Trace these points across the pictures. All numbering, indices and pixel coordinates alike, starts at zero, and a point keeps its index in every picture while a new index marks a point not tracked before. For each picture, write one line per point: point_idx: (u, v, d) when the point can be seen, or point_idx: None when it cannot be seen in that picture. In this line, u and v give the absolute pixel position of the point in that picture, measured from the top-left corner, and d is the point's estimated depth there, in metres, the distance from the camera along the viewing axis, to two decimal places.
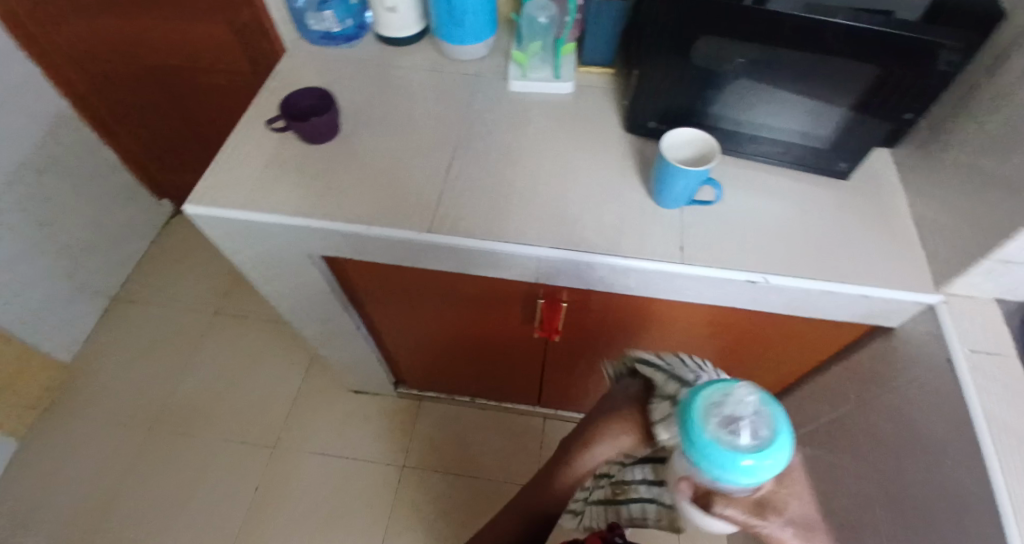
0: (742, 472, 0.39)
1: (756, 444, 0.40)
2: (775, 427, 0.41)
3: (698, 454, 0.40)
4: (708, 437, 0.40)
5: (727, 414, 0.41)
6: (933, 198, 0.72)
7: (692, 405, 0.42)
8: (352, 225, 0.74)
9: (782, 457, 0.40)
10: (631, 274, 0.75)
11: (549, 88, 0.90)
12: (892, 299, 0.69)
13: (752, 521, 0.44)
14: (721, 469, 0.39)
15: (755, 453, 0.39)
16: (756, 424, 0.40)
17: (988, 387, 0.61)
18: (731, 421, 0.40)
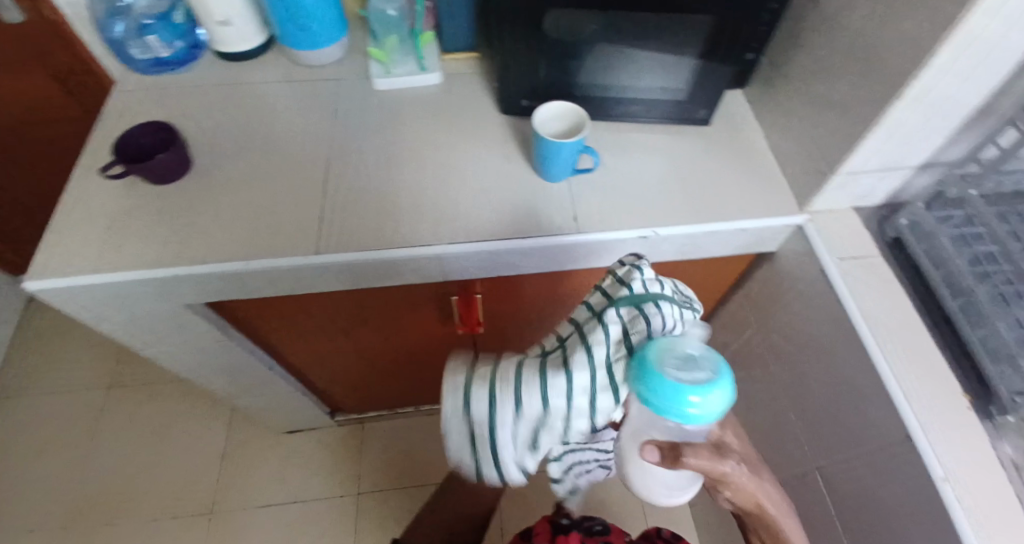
0: (688, 407, 0.40)
1: (700, 381, 0.41)
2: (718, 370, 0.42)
3: (649, 394, 0.42)
4: (657, 376, 0.42)
5: (680, 359, 0.43)
6: (785, 126, 0.78)
7: (645, 356, 0.44)
8: (228, 264, 0.70)
9: (727, 393, 0.41)
10: (532, 254, 0.76)
11: (414, 81, 0.87)
12: (765, 227, 0.76)
13: (716, 463, 0.46)
14: (670, 404, 0.41)
15: (699, 388, 0.41)
16: (700, 364, 0.42)
17: (858, 286, 0.68)
18: (683, 365, 0.43)
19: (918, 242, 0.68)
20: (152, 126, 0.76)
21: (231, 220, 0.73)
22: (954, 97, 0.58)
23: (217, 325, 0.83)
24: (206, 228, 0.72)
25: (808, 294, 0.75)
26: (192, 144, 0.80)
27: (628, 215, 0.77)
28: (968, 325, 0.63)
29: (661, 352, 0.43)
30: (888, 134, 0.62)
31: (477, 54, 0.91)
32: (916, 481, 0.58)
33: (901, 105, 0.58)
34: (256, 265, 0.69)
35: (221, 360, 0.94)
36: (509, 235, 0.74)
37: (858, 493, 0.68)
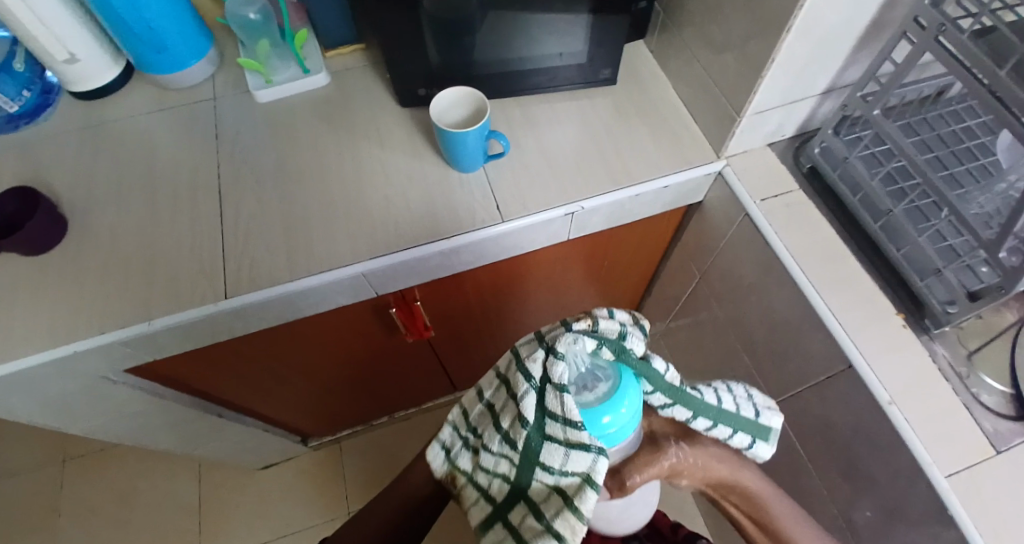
0: (605, 432, 0.32)
1: (604, 395, 0.33)
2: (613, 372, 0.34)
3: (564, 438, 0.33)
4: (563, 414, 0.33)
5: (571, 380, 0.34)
6: (689, 70, 0.76)
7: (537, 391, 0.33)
8: (130, 329, 0.63)
9: (635, 399, 0.33)
10: (460, 252, 0.72)
11: (299, 87, 0.81)
12: (686, 180, 0.74)
13: (657, 462, 0.38)
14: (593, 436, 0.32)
15: (609, 402, 0.32)
16: (595, 375, 0.34)
17: (785, 223, 0.68)
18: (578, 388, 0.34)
19: (832, 170, 0.68)
20: (14, 192, 0.69)
21: (126, 278, 0.67)
22: (841, 20, 0.57)
23: (142, 388, 0.77)
24: (98, 291, 0.66)
25: (738, 238, 0.74)
26: (67, 203, 0.73)
27: (549, 191, 0.74)
28: (890, 244, 0.63)
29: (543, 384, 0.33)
30: (785, 68, 0.61)
31: (363, 46, 0.85)
32: (863, 407, 0.59)
33: (792, 38, 0.57)
34: (159, 324, 0.64)
35: (161, 419, 0.88)
36: (427, 237, 0.70)
37: (814, 425, 0.70)
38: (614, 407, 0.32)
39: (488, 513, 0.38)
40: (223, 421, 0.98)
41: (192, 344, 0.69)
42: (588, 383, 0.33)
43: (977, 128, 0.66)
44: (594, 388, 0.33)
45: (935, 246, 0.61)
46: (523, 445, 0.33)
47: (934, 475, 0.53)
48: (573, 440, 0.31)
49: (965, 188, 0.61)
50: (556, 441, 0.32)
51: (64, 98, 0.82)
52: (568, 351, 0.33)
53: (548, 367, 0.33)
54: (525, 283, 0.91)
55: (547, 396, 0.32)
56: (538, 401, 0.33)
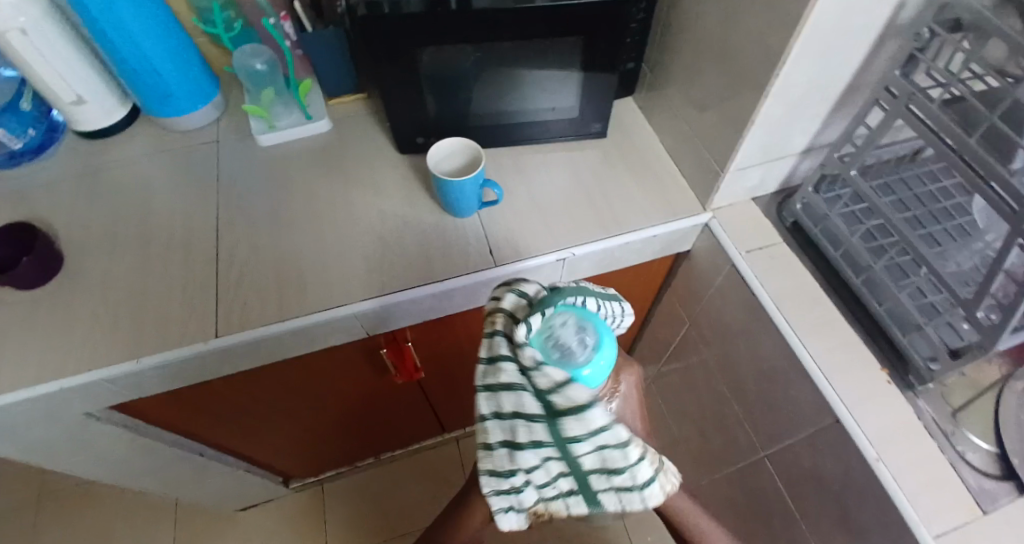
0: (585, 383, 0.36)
1: (588, 348, 0.36)
2: (599, 334, 0.37)
3: None
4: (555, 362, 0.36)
5: (560, 345, 0.36)
6: (675, 126, 0.79)
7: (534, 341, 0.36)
8: (116, 368, 0.63)
9: (611, 358, 0.37)
10: (452, 295, 0.73)
11: (301, 133, 0.84)
12: (674, 230, 0.76)
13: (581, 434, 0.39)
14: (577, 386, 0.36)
15: (592, 354, 0.36)
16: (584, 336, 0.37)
17: (769, 275, 0.69)
18: (566, 351, 0.36)
19: (815, 223, 0.69)
20: (14, 230, 0.70)
21: (116, 316, 0.67)
22: (816, 85, 0.60)
23: (124, 426, 0.76)
24: (87, 328, 0.66)
25: (725, 287, 0.76)
26: (64, 240, 0.74)
27: (541, 238, 0.75)
28: (873, 299, 0.64)
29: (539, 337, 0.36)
30: (766, 128, 0.64)
31: (364, 95, 0.89)
32: (851, 461, 0.59)
33: (770, 101, 0.59)
34: (147, 364, 0.64)
35: (141, 459, 0.87)
36: (420, 281, 0.71)
37: (803, 477, 0.69)
38: (597, 360, 0.36)
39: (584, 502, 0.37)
40: (204, 462, 0.96)
41: (179, 383, 0.69)
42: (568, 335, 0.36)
43: (951, 189, 0.69)
44: (582, 344, 0.37)
45: (917, 302, 0.62)
46: (541, 413, 0.35)
47: (922, 534, 0.53)
48: (557, 378, 0.34)
49: (944, 246, 0.63)
50: (549, 391, 0.34)
51: (70, 137, 0.85)
52: (501, 326, 0.39)
53: (506, 350, 0.37)
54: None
55: (524, 355, 0.35)
56: (515, 370, 0.36)
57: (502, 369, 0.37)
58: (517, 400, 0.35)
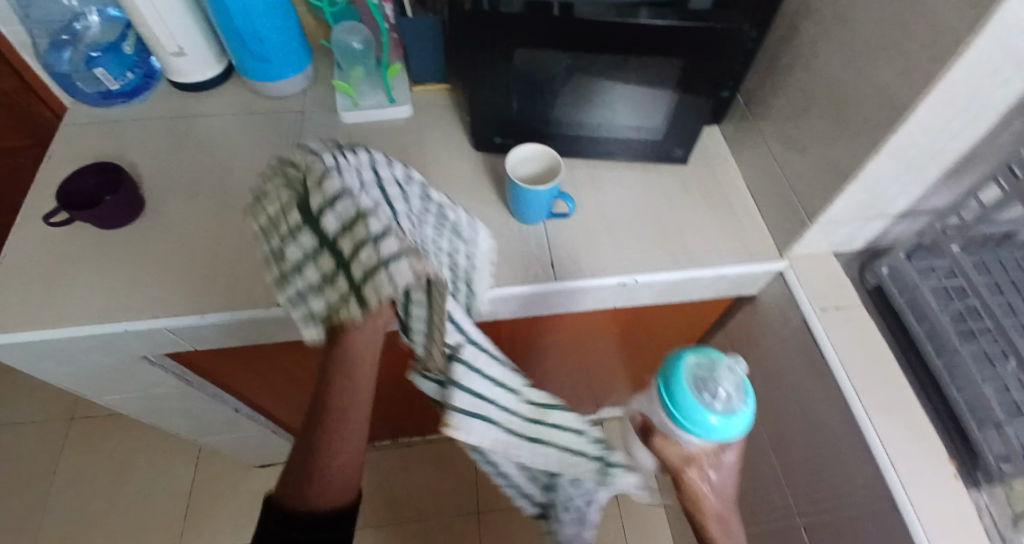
0: (705, 427, 0.43)
1: (724, 408, 0.44)
2: (746, 404, 0.44)
3: (676, 407, 0.44)
4: (688, 395, 0.44)
5: (706, 384, 0.44)
6: (762, 166, 0.76)
7: (681, 369, 0.45)
8: (179, 319, 0.65)
9: (742, 428, 0.44)
10: (507, 301, 0.72)
11: (382, 114, 0.84)
12: (745, 272, 0.73)
13: (680, 457, 0.49)
14: (693, 421, 0.43)
15: (723, 415, 0.43)
16: (730, 394, 0.44)
17: (839, 337, 0.66)
18: (703, 389, 0.44)
19: (903, 295, 0.66)
20: (103, 169, 0.73)
21: (184, 268, 0.69)
22: (933, 154, 0.56)
23: (173, 372, 0.79)
24: (156, 276, 0.68)
25: (789, 341, 0.73)
26: (146, 186, 0.76)
27: (605, 258, 0.74)
28: (952, 385, 0.61)
29: (687, 368, 0.45)
30: (869, 188, 0.60)
31: (448, 86, 0.88)
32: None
33: (880, 163, 0.56)
34: (208, 319, 0.65)
35: (181, 404, 0.89)
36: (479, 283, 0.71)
37: None
38: (724, 423, 0.43)
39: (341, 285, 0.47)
40: (237, 416, 0.99)
41: (233, 342, 0.70)
42: (706, 384, 0.44)
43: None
44: (722, 400, 0.44)
45: (999, 396, 0.59)
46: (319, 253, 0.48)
47: None
48: (331, 206, 0.46)
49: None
50: (309, 210, 0.48)
51: (162, 85, 0.87)
52: (333, 154, 0.62)
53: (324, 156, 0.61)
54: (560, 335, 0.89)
55: (319, 163, 0.58)
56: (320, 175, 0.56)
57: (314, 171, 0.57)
58: (295, 215, 0.49)
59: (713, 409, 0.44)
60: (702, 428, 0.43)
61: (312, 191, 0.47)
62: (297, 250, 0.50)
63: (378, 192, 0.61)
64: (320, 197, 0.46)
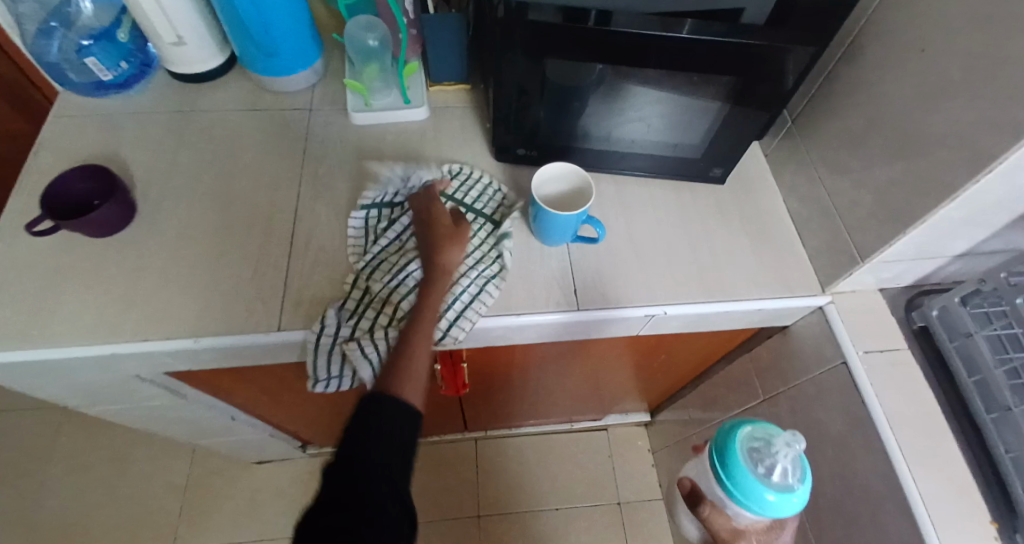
0: (766, 504, 0.50)
1: (781, 484, 0.51)
2: (800, 479, 0.51)
3: (733, 483, 0.52)
4: (746, 473, 0.51)
5: (762, 461, 0.52)
6: (806, 192, 0.71)
7: (736, 445, 0.53)
8: (176, 341, 0.60)
9: (798, 502, 0.51)
10: (525, 328, 0.67)
11: (397, 117, 0.78)
12: (782, 306, 0.69)
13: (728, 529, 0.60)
14: (755, 501, 0.51)
15: (782, 492, 0.50)
16: (787, 470, 0.51)
17: (883, 385, 0.62)
18: (759, 465, 0.52)
19: (953, 340, 0.62)
20: (93, 170, 0.67)
21: (181, 283, 0.64)
22: (1009, 199, 0.51)
23: (170, 387, 0.74)
24: (152, 291, 0.63)
25: (825, 380, 0.69)
26: (143, 188, 0.70)
27: (633, 285, 0.69)
28: (1000, 441, 0.57)
29: (741, 442, 0.53)
30: (931, 232, 0.55)
31: (469, 87, 0.82)
32: None
33: (950, 207, 0.51)
34: (206, 343, 0.60)
35: (179, 413, 0.86)
36: (498, 309, 0.65)
37: None
38: (786, 498, 0.50)
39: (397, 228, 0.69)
40: (236, 423, 0.95)
41: (233, 364, 0.65)
42: (762, 460, 0.52)
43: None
44: (778, 474, 0.51)
45: None
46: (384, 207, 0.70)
47: None
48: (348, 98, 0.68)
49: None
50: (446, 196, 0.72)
51: (162, 75, 0.81)
52: None
53: None
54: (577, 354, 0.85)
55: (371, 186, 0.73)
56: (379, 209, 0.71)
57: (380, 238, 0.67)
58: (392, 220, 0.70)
59: (770, 485, 0.50)
60: (762, 503, 0.50)
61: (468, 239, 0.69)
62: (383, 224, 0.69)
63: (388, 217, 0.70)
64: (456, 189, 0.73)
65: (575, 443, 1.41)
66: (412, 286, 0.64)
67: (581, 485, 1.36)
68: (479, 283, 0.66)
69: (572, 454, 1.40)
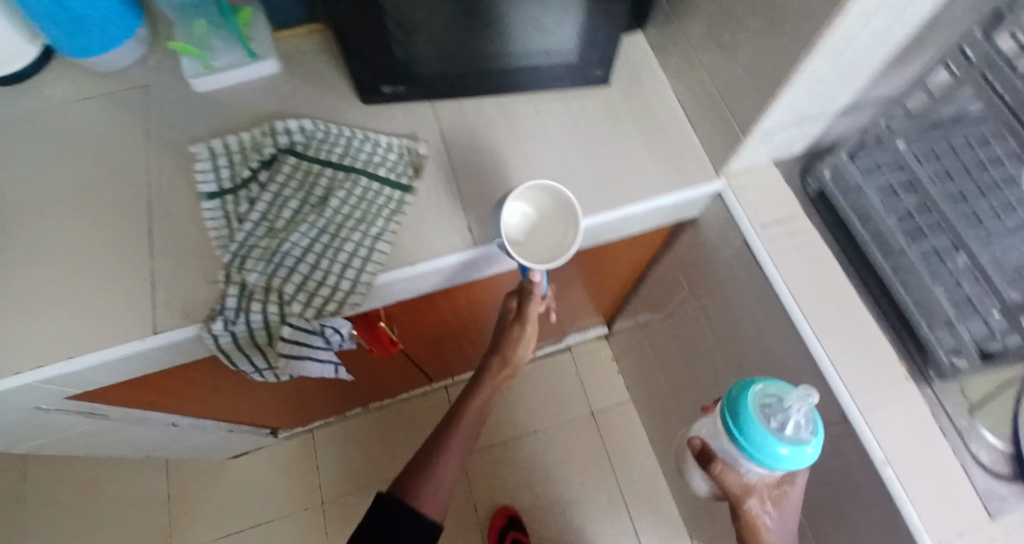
0: (782, 458, 0.48)
1: (793, 436, 0.49)
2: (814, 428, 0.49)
3: (746, 441, 0.50)
4: (759, 425, 0.49)
5: (779, 414, 0.51)
6: (691, 74, 0.67)
7: (746, 398, 0.52)
8: (46, 369, 0.56)
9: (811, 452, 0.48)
10: (432, 276, 0.64)
11: (243, 76, 0.70)
12: (680, 199, 0.67)
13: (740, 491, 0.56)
14: (768, 455, 0.49)
15: (793, 442, 0.48)
16: (801, 421, 0.49)
17: (786, 256, 0.61)
18: (774, 416, 0.51)
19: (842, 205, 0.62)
20: None
21: (40, 308, 0.59)
22: (876, 40, 0.47)
23: (78, 412, 0.71)
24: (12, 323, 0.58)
25: (733, 263, 0.68)
26: None
27: (530, 207, 0.65)
28: (899, 286, 0.58)
29: (755, 395, 0.52)
30: (806, 89, 0.52)
31: (321, 26, 0.74)
32: (855, 462, 0.55)
33: (818, 59, 0.48)
34: (81, 362, 0.56)
35: (110, 433, 0.83)
36: (392, 263, 0.61)
37: None
38: (800, 449, 0.48)
39: (250, 195, 0.62)
40: (179, 429, 0.93)
41: (126, 376, 0.62)
42: (774, 414, 0.51)
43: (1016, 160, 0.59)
44: (791, 426, 0.49)
45: (949, 295, 0.57)
46: (231, 180, 0.63)
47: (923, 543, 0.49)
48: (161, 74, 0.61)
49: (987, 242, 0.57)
50: (293, 152, 0.64)
51: None
52: None
53: None
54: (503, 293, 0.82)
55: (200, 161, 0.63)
56: (229, 178, 0.63)
57: (232, 215, 0.61)
58: (247, 184, 0.62)
59: (782, 438, 0.49)
60: (776, 458, 0.48)
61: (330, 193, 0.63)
62: (234, 203, 0.62)
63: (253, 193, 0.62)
64: (312, 139, 0.65)
65: (541, 369, 1.43)
66: (291, 267, 0.59)
67: (553, 407, 1.40)
68: (367, 243, 0.60)
69: (541, 380, 1.42)
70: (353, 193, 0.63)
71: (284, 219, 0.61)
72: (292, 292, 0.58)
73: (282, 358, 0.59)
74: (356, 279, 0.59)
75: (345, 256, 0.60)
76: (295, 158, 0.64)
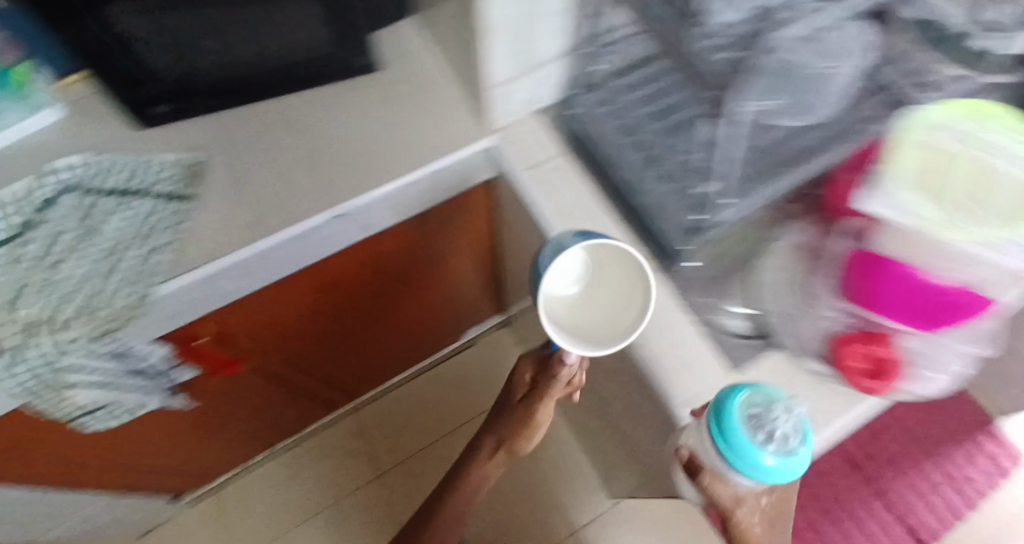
0: (769, 472, 0.44)
1: (785, 450, 0.45)
2: (805, 439, 0.46)
3: (732, 453, 0.45)
4: (742, 435, 0.45)
5: (765, 425, 0.46)
6: (447, 48, 0.70)
7: (731, 402, 0.47)
8: None
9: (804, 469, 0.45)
10: (225, 276, 0.64)
11: (24, 130, 0.71)
12: (461, 158, 0.70)
13: (689, 454, 0.53)
14: (749, 462, 0.45)
15: (783, 457, 0.45)
16: (790, 432, 0.46)
17: (549, 190, 0.68)
18: (754, 422, 0.47)
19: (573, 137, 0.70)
20: None
21: None
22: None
23: None
24: None
25: (518, 211, 0.74)
26: None
27: (309, 188, 0.67)
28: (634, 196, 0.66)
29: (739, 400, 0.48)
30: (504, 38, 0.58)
31: (91, 72, 0.75)
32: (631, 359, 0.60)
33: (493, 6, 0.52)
34: None
35: None
36: (175, 271, 0.61)
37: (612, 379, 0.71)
38: (793, 465, 0.44)
39: (17, 234, 0.61)
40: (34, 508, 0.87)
41: None
42: (763, 426, 0.46)
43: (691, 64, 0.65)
44: (786, 443, 0.46)
45: (669, 190, 0.66)
46: None
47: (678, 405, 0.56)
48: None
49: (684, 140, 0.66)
50: (66, 186, 0.64)
51: None
52: None
53: None
54: (338, 290, 0.84)
55: None
56: None
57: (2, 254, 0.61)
58: (14, 224, 0.61)
59: (769, 450, 0.45)
60: (764, 474, 0.44)
61: (106, 214, 0.64)
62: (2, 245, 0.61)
63: (23, 228, 0.61)
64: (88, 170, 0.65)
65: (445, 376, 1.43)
66: (67, 293, 0.60)
67: None
68: (145, 255, 0.62)
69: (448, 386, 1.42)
70: (131, 212, 0.64)
71: (58, 248, 0.62)
72: (69, 315, 0.59)
73: (69, 391, 0.64)
74: (140, 292, 0.60)
75: (124, 271, 0.61)
76: (69, 193, 0.64)
